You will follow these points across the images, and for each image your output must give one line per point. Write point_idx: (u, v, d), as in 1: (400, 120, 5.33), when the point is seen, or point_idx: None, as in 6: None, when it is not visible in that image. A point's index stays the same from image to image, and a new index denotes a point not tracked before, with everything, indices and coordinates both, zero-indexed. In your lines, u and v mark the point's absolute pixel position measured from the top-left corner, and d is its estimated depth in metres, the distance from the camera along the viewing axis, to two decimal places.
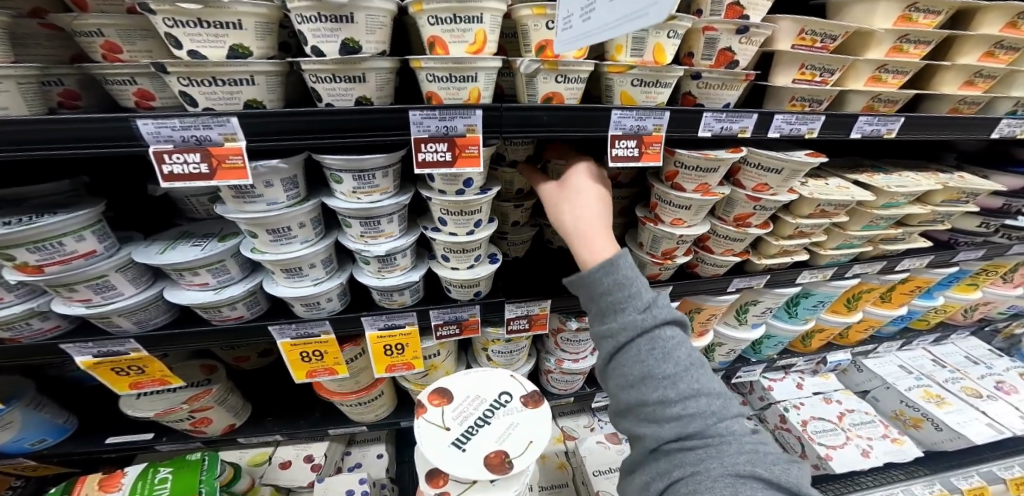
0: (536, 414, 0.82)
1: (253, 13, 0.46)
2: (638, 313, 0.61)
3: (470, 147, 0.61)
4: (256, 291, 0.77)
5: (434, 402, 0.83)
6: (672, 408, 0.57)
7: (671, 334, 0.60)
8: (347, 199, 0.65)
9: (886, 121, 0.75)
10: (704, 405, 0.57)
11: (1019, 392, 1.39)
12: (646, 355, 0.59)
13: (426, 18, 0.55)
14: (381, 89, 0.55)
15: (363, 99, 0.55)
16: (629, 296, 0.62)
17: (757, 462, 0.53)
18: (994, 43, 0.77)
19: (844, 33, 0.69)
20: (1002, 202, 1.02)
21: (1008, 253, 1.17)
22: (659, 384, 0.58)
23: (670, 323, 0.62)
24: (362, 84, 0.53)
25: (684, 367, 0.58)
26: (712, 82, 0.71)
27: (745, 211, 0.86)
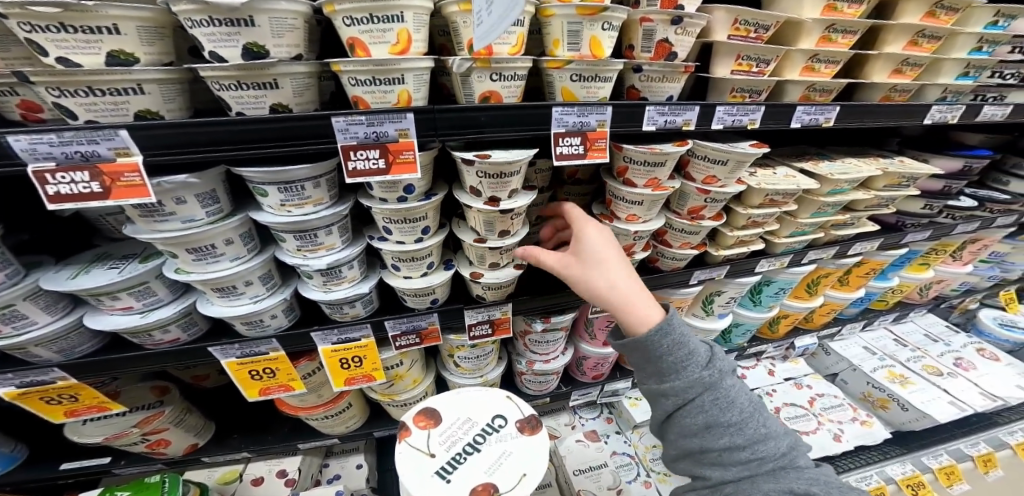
0: (532, 442, 0.78)
1: (133, 17, 0.45)
2: (702, 369, 0.68)
3: (405, 152, 0.59)
4: (190, 312, 0.75)
5: (420, 425, 0.81)
6: (741, 452, 0.66)
7: (731, 384, 0.69)
8: (276, 212, 0.61)
9: (823, 110, 0.76)
10: (768, 446, 0.66)
11: (976, 368, 1.44)
12: (711, 407, 0.67)
13: (342, 19, 0.53)
14: (300, 95, 0.52)
15: (279, 106, 0.52)
16: (690, 354, 0.68)
17: (817, 494, 0.62)
18: (916, 31, 0.79)
19: (776, 22, 0.69)
20: (942, 184, 1.06)
21: (954, 233, 1.21)
22: (724, 432, 0.66)
23: (730, 376, 0.70)
24: (276, 91, 0.50)
25: (747, 413, 0.67)
26: (653, 75, 0.71)
27: (698, 204, 0.85)
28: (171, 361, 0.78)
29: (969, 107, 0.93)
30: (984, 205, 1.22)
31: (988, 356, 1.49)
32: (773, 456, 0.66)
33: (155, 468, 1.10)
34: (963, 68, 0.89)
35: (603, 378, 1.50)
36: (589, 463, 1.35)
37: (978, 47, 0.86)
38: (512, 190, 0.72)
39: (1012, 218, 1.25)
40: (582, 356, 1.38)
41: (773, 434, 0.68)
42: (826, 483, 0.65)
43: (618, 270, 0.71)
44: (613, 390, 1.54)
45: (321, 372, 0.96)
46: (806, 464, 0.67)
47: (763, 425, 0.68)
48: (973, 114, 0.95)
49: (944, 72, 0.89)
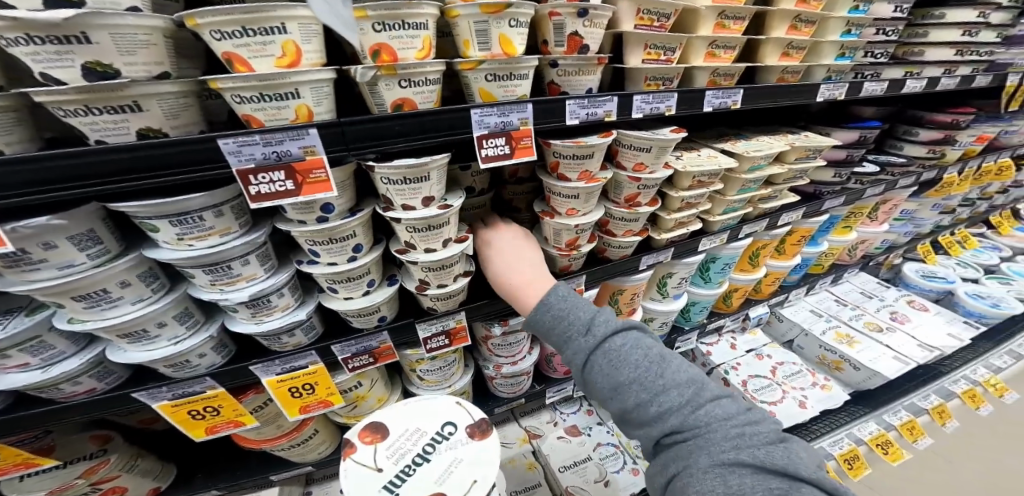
0: (484, 446, 0.76)
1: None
2: (582, 336, 0.70)
3: (315, 171, 0.55)
4: (102, 361, 0.69)
5: (366, 441, 0.77)
6: (649, 408, 0.63)
7: (619, 340, 0.68)
8: (174, 248, 0.56)
9: (729, 93, 0.81)
10: (673, 396, 0.62)
11: (910, 320, 1.56)
12: (607, 369, 0.66)
13: (209, 33, 0.47)
14: (174, 117, 0.48)
15: (148, 131, 0.47)
16: (571, 324, 0.72)
17: (745, 448, 0.56)
18: (794, 17, 0.83)
19: (675, 10, 0.71)
20: (845, 153, 1.12)
21: (865, 197, 1.30)
22: (630, 391, 0.64)
23: (615, 333, 0.69)
24: (140, 114, 0.45)
25: (643, 367, 0.65)
26: (569, 69, 0.72)
27: (632, 191, 0.87)
28: (95, 411, 0.72)
29: (852, 84, 1.00)
30: (886, 169, 1.31)
31: (917, 306, 1.62)
32: (683, 408, 0.61)
33: None
34: (839, 49, 0.95)
35: None
36: (573, 458, 1.36)
37: (847, 29, 0.93)
38: (405, 200, 0.71)
39: (911, 178, 1.36)
40: (550, 353, 1.38)
41: (676, 383, 0.63)
42: (748, 429, 0.59)
43: (517, 263, 0.82)
44: None
45: (272, 404, 0.90)
46: (721, 410, 0.61)
47: (661, 375, 0.64)
48: (857, 90, 1.01)
49: (825, 55, 0.94)
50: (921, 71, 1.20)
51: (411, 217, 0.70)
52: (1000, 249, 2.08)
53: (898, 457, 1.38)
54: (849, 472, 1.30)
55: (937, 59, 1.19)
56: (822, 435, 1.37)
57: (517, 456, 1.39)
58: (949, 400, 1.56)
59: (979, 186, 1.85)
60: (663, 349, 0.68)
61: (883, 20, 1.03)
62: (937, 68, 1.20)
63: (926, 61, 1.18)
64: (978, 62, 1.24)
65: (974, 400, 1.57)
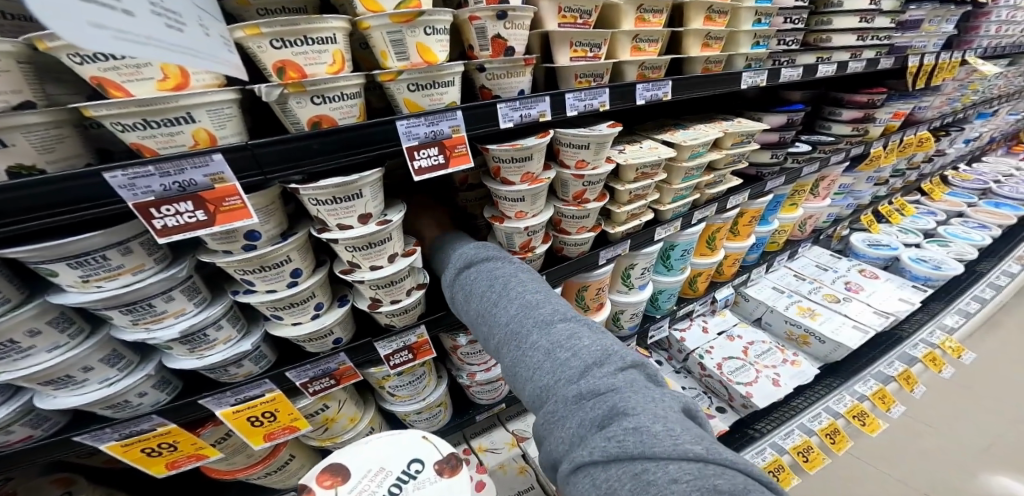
0: (451, 483, 0.74)
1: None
2: (447, 275, 0.75)
3: (228, 199, 0.53)
4: (33, 409, 0.65)
5: (325, 484, 0.73)
6: (492, 342, 0.62)
7: (473, 275, 0.71)
8: (80, 290, 0.53)
9: (658, 86, 0.82)
10: (503, 331, 0.60)
11: (863, 288, 1.61)
12: (466, 301, 0.70)
13: (68, 57, 0.42)
14: (48, 150, 0.45)
15: (19, 169, 0.43)
16: (443, 267, 0.77)
17: (579, 415, 0.47)
18: (707, 8, 0.85)
19: (595, 6, 0.71)
20: (778, 136, 1.17)
21: (804, 175, 1.34)
22: (482, 327, 0.65)
23: (474, 272, 0.71)
24: (7, 150, 0.42)
25: (487, 298, 0.66)
26: (497, 72, 0.71)
27: (578, 189, 0.87)
28: (38, 459, 0.68)
29: (771, 71, 1.03)
30: (819, 147, 1.37)
31: (869, 275, 1.68)
32: (517, 347, 0.57)
33: None
34: (753, 38, 0.98)
35: None
36: None
37: (757, 19, 0.95)
38: (347, 218, 0.69)
39: (842, 155, 1.41)
40: None
41: (515, 317, 0.60)
42: (588, 385, 0.49)
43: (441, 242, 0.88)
44: None
45: (235, 434, 0.87)
46: (563, 353, 0.53)
47: (499, 308, 0.63)
48: (775, 76, 1.04)
49: (743, 44, 0.97)
50: (830, 57, 1.24)
51: (348, 236, 0.68)
52: (935, 214, 2.21)
53: (875, 427, 1.44)
54: (831, 447, 1.36)
55: (843, 45, 1.23)
56: (804, 411, 1.44)
57: (506, 461, 1.36)
58: (912, 366, 1.62)
59: (907, 158, 1.95)
60: (518, 283, 0.66)
61: (786, 9, 1.07)
62: (844, 52, 1.25)
63: (833, 46, 1.21)
64: (880, 45, 1.31)
65: (936, 364, 1.64)
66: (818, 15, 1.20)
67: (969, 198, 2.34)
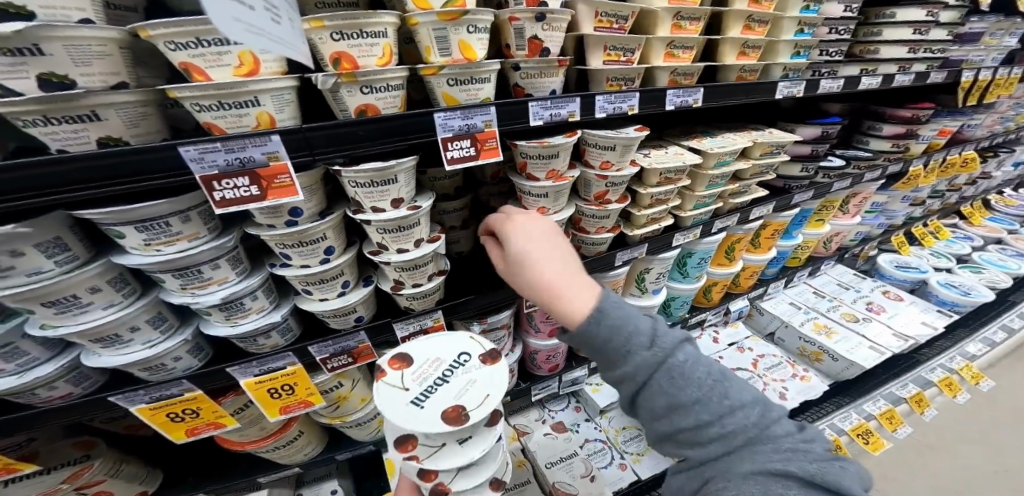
0: (496, 369, 0.74)
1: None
2: (646, 350, 0.61)
3: (280, 176, 0.57)
4: (78, 366, 0.71)
5: (393, 368, 0.75)
6: (711, 429, 0.59)
7: (685, 357, 0.62)
8: (143, 253, 0.58)
9: (690, 92, 0.84)
10: (736, 418, 0.59)
11: (885, 310, 1.59)
12: (670, 387, 0.60)
13: (163, 44, 0.48)
14: (133, 125, 0.50)
15: (109, 140, 0.48)
16: (630, 336, 0.62)
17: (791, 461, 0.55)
18: (747, 17, 0.86)
19: (632, 12, 0.74)
20: (811, 148, 1.17)
21: (833, 190, 1.33)
22: (690, 411, 0.60)
23: (679, 348, 0.63)
24: (100, 123, 0.47)
25: (707, 388, 0.60)
26: (531, 71, 0.74)
27: (601, 190, 0.90)
28: (68, 417, 0.73)
29: (809, 81, 1.02)
30: (853, 162, 1.34)
31: (891, 297, 1.65)
32: (746, 429, 0.59)
33: None
34: (794, 48, 0.98)
35: (560, 369, 1.47)
36: (560, 455, 1.38)
37: (800, 28, 0.96)
38: (387, 200, 0.73)
39: (878, 171, 1.40)
40: (533, 351, 1.37)
41: (742, 405, 0.60)
42: (804, 446, 0.58)
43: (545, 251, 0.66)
44: (573, 379, 1.52)
45: (253, 406, 0.91)
46: (781, 429, 0.59)
47: (727, 396, 0.61)
48: (813, 87, 1.04)
49: (780, 54, 0.97)
50: (876, 69, 1.23)
51: (380, 219, 0.73)
52: (971, 239, 2.13)
53: (879, 446, 1.41)
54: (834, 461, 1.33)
55: (892, 57, 1.22)
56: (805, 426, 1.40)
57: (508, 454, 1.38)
58: (927, 389, 1.59)
59: (947, 179, 1.89)
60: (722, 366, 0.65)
61: (833, 19, 1.08)
62: (890, 65, 1.23)
63: (880, 58, 1.21)
64: (932, 59, 1.27)
65: (951, 389, 1.61)
66: (867, 26, 1.21)
67: (1011, 225, 2.25)
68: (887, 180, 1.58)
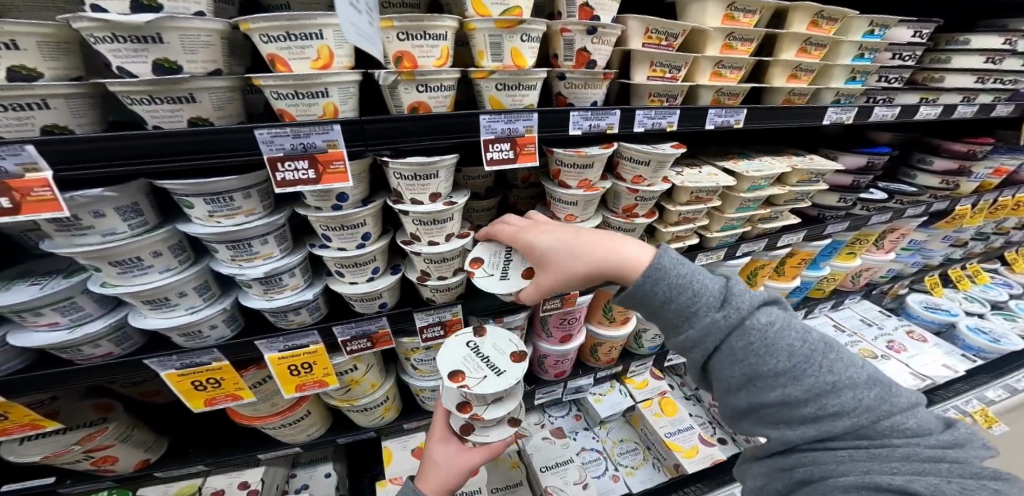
0: None
1: (33, 32, 0.47)
2: (716, 312, 0.59)
3: (334, 162, 0.61)
4: (124, 326, 0.74)
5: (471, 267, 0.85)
6: (805, 408, 0.55)
7: (768, 319, 0.58)
8: (205, 224, 0.63)
9: (732, 113, 0.85)
10: (837, 397, 0.54)
11: (906, 349, 1.55)
12: (746, 355, 0.57)
13: (258, 36, 0.54)
14: (220, 108, 0.55)
15: (198, 120, 0.53)
16: (696, 297, 0.60)
17: (927, 475, 0.48)
18: (804, 40, 0.87)
19: (683, 31, 0.77)
20: (852, 179, 1.15)
21: (871, 223, 1.31)
22: (774, 383, 0.56)
23: (759, 310, 0.59)
24: (193, 105, 0.52)
25: (802, 358, 0.56)
26: (576, 82, 0.77)
27: (630, 203, 0.92)
28: (102, 377, 0.75)
29: (861, 109, 1.02)
30: (896, 197, 1.33)
31: (915, 337, 1.62)
32: (856, 413, 0.53)
33: (103, 486, 1.05)
34: (850, 73, 0.99)
35: (566, 375, 1.44)
36: (555, 459, 1.34)
37: (859, 53, 0.97)
38: (427, 194, 0.76)
39: (922, 208, 1.37)
40: (542, 354, 1.34)
41: (853, 386, 0.54)
42: (953, 455, 0.49)
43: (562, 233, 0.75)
44: (577, 387, 1.48)
45: (271, 381, 0.94)
46: (910, 420, 0.52)
47: (831, 371, 0.55)
48: (864, 115, 1.04)
49: (836, 78, 0.98)
50: (937, 98, 1.18)
51: (418, 211, 0.76)
52: (1012, 286, 2.05)
53: None
54: None
55: (957, 87, 1.18)
56: None
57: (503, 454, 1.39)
58: None
59: (994, 221, 1.84)
60: (830, 339, 0.59)
61: (898, 45, 1.06)
62: (955, 95, 1.19)
63: (945, 87, 1.18)
64: (1002, 90, 1.23)
65: None
66: (935, 52, 1.21)
67: None
68: (930, 217, 1.55)
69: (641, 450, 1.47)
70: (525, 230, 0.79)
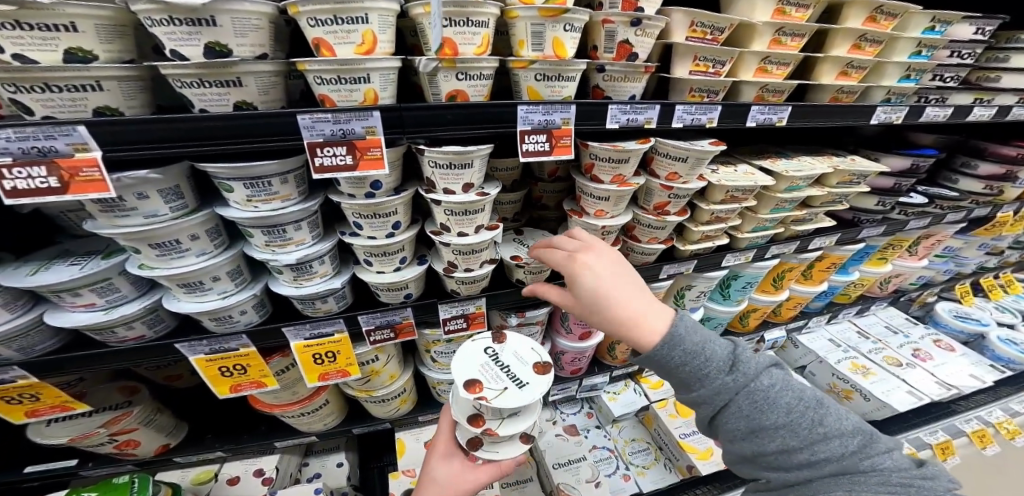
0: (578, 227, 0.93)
1: (92, 15, 0.47)
2: (725, 375, 0.61)
3: (372, 149, 0.60)
4: (156, 309, 0.75)
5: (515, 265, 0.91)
6: (800, 454, 0.59)
7: (769, 381, 0.61)
8: (242, 208, 0.63)
9: (776, 110, 0.82)
10: (830, 446, 0.58)
11: (933, 358, 1.52)
12: (750, 411, 0.60)
13: (305, 20, 0.54)
14: (265, 93, 0.54)
15: (243, 104, 0.53)
16: (708, 361, 0.61)
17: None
18: (859, 36, 0.84)
19: (730, 25, 0.74)
20: (893, 182, 1.13)
21: (907, 228, 1.28)
22: (774, 435, 0.60)
23: (762, 372, 0.62)
24: (239, 89, 0.51)
25: (797, 413, 0.60)
26: (615, 75, 0.74)
27: (662, 200, 0.90)
28: (132, 360, 0.76)
29: (913, 108, 0.99)
30: (936, 201, 1.29)
31: (942, 346, 1.58)
32: (843, 458, 0.57)
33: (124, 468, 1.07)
34: (904, 71, 0.96)
35: (582, 373, 1.44)
36: (568, 457, 1.33)
37: (917, 50, 0.93)
38: (461, 185, 0.75)
39: (961, 214, 1.33)
40: (559, 351, 1.33)
41: (840, 433, 0.59)
42: (923, 483, 0.54)
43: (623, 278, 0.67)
44: (592, 385, 1.48)
45: (295, 368, 0.94)
46: (890, 461, 0.57)
47: (823, 423, 0.59)
48: (915, 115, 1.01)
49: (888, 76, 0.95)
50: (993, 99, 1.15)
51: (450, 201, 0.75)
52: None
53: None
54: None
55: (1015, 87, 1.14)
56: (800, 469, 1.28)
57: None
58: (957, 438, 1.52)
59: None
60: (819, 393, 0.63)
61: (960, 42, 1.03)
62: (1011, 96, 1.15)
63: (1001, 87, 1.13)
64: None
65: (982, 441, 1.54)
66: (993, 51, 1.15)
67: None
68: (968, 224, 1.50)
69: (653, 450, 1.46)
70: (576, 255, 0.69)
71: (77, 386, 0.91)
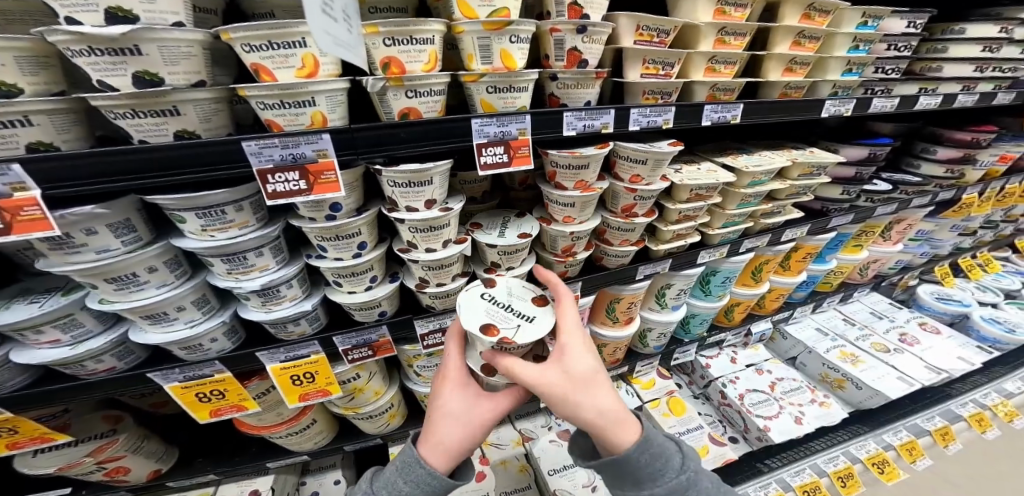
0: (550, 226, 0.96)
1: (9, 47, 0.47)
2: None
3: (325, 173, 0.60)
4: (126, 341, 0.75)
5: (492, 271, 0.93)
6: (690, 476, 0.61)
7: None
8: (198, 238, 0.63)
9: (728, 108, 0.83)
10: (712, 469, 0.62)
11: (919, 342, 1.52)
12: None
13: (240, 46, 0.54)
14: (206, 120, 0.55)
15: (183, 133, 0.53)
16: None
17: None
18: (797, 33, 0.86)
19: (674, 27, 0.75)
20: (854, 171, 1.13)
21: (876, 215, 1.29)
22: None
23: None
24: (178, 117, 0.52)
25: None
26: (569, 82, 0.75)
27: (629, 202, 0.90)
28: (109, 390, 0.76)
29: (859, 100, 1.00)
30: (900, 186, 1.30)
31: (929, 329, 1.58)
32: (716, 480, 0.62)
33: None
34: (846, 65, 0.97)
35: None
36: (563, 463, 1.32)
37: (854, 46, 0.94)
38: (423, 201, 0.76)
39: (927, 198, 1.34)
40: None
41: None
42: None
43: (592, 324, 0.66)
44: None
45: (275, 391, 0.93)
46: None
47: None
48: (864, 107, 1.02)
49: (831, 70, 0.96)
50: (935, 88, 1.16)
51: (413, 218, 0.75)
52: None
53: (894, 477, 1.32)
54: (841, 490, 1.24)
55: (955, 76, 1.15)
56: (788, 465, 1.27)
57: (510, 457, 1.36)
58: (955, 423, 1.51)
59: (1004, 208, 1.78)
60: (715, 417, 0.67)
61: (892, 35, 1.04)
62: (955, 84, 1.17)
63: (943, 77, 1.14)
64: (1002, 78, 1.20)
65: (981, 425, 1.52)
66: (930, 43, 1.15)
67: None
68: (936, 207, 1.51)
69: None
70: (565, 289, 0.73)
71: (65, 415, 0.91)
